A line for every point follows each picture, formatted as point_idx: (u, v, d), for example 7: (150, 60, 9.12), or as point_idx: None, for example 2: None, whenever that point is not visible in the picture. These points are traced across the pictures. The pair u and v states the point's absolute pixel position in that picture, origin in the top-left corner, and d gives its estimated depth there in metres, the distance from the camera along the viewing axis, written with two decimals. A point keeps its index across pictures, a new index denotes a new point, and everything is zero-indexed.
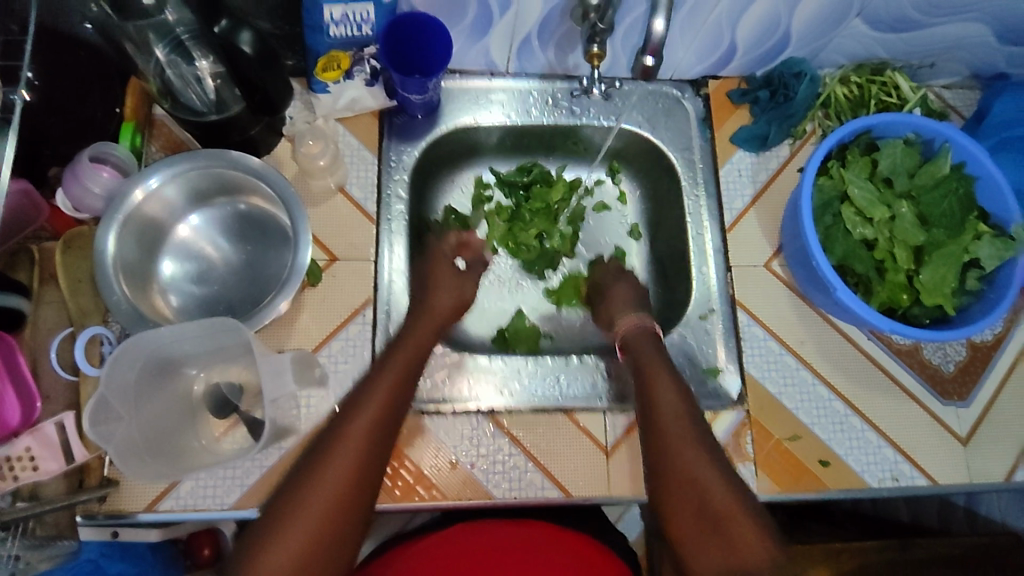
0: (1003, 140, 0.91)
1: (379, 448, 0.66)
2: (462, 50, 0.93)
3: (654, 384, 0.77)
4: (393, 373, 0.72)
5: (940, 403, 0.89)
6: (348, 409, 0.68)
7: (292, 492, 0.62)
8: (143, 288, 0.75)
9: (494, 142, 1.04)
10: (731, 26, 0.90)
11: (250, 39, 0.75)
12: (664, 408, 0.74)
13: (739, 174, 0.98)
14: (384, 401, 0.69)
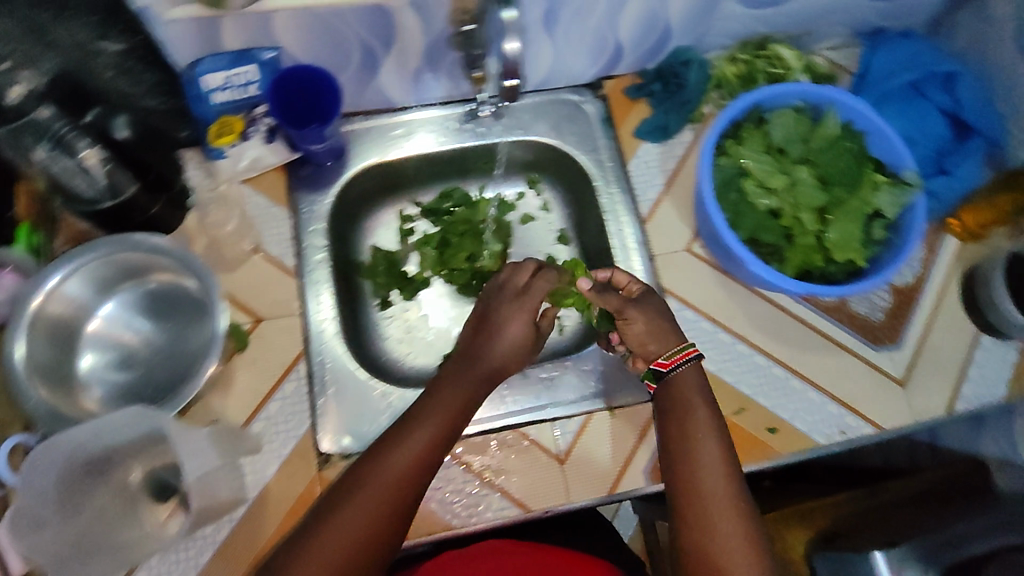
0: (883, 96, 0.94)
1: (420, 476, 0.67)
2: (358, 91, 0.93)
3: (693, 432, 0.71)
4: (452, 398, 0.72)
5: (874, 350, 0.94)
6: (407, 425, 0.70)
7: (328, 510, 0.64)
8: (62, 389, 0.74)
9: (411, 174, 1.05)
10: (611, 28, 0.92)
11: (127, 123, 0.78)
12: (702, 466, 0.68)
13: (648, 165, 1.01)
14: (444, 424, 0.70)
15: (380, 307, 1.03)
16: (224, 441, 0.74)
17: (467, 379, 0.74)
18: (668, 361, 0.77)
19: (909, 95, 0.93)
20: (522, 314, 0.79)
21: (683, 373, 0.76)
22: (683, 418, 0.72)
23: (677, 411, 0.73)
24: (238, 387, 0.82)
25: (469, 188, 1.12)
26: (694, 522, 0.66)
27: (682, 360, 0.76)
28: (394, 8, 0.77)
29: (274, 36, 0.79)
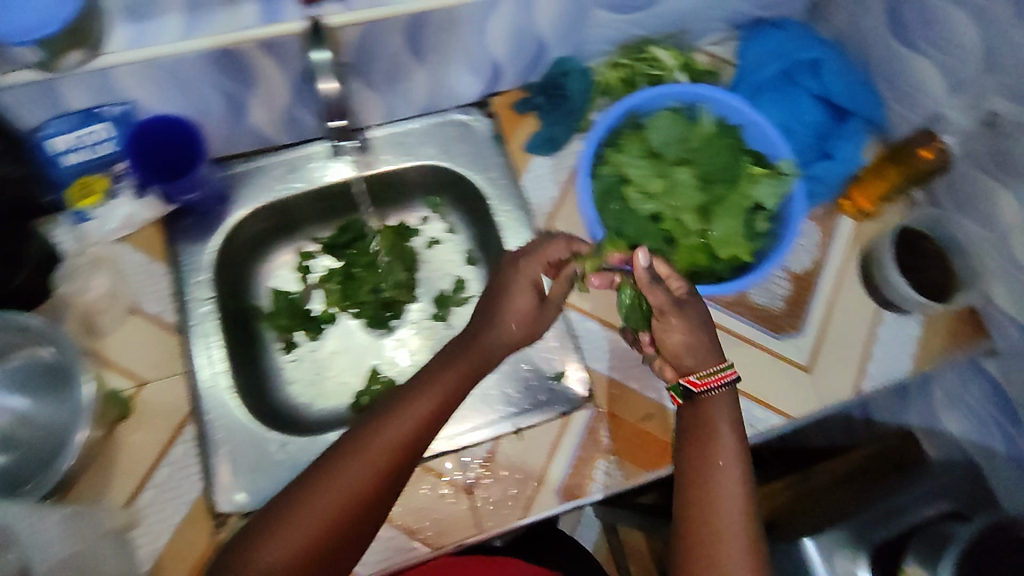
0: (757, 87, 0.92)
1: (411, 451, 0.69)
2: (230, 136, 0.91)
3: (715, 454, 0.72)
4: (451, 375, 0.74)
5: (775, 339, 0.95)
6: (405, 397, 0.72)
7: (321, 475, 0.67)
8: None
9: (304, 212, 1.03)
10: (482, 46, 0.90)
11: None
12: (717, 490, 0.70)
13: (540, 178, 1.01)
14: (440, 400, 0.72)
15: (285, 350, 1.01)
16: (85, 522, 0.72)
17: (470, 357, 0.76)
18: (701, 381, 0.77)
19: (782, 84, 0.91)
20: (525, 291, 0.79)
21: (717, 398, 0.76)
22: (707, 441, 0.73)
23: (699, 432, 0.75)
24: (125, 454, 0.81)
25: (370, 219, 1.08)
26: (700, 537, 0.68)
27: (719, 381, 0.76)
28: (242, 50, 0.75)
29: (123, 90, 0.77)
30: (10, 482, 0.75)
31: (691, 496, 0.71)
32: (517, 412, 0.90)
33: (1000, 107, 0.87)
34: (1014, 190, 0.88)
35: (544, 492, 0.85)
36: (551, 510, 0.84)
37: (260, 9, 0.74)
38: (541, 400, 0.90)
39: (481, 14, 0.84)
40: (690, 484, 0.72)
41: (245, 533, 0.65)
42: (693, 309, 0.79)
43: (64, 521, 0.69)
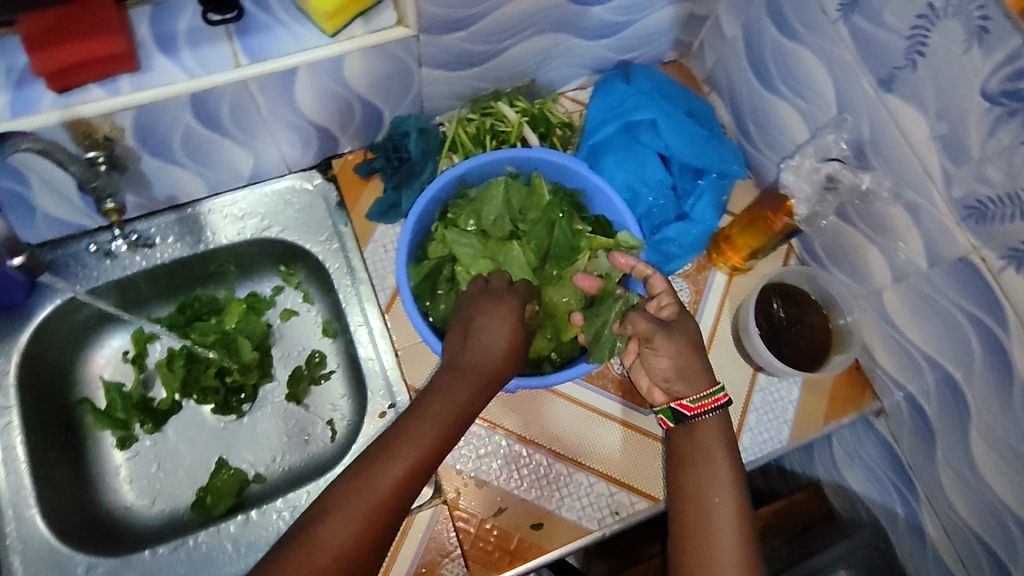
0: (595, 147, 0.86)
1: (415, 482, 0.61)
2: (26, 222, 0.83)
3: (709, 478, 0.66)
4: (452, 393, 0.65)
5: (642, 414, 0.86)
6: (404, 427, 0.63)
7: (312, 522, 0.58)
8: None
9: (134, 294, 0.94)
10: (296, 113, 0.83)
11: None
12: (713, 517, 0.64)
13: (386, 249, 0.93)
14: (446, 419, 0.64)
15: (119, 446, 0.91)
16: None
17: (472, 369, 0.66)
18: (693, 406, 0.70)
19: (627, 142, 0.85)
20: (503, 310, 0.70)
21: (704, 426, 0.70)
22: (700, 463, 0.68)
23: (693, 453, 0.69)
24: None
25: (217, 292, 1.01)
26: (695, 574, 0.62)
27: (706, 408, 0.70)
28: None
29: None
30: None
31: (685, 525, 0.65)
32: None
33: (833, 168, 0.79)
34: (879, 246, 0.82)
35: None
36: None
37: (9, 100, 0.68)
38: None
39: (282, 90, 0.78)
40: (687, 511, 0.66)
41: None
42: (682, 333, 0.71)
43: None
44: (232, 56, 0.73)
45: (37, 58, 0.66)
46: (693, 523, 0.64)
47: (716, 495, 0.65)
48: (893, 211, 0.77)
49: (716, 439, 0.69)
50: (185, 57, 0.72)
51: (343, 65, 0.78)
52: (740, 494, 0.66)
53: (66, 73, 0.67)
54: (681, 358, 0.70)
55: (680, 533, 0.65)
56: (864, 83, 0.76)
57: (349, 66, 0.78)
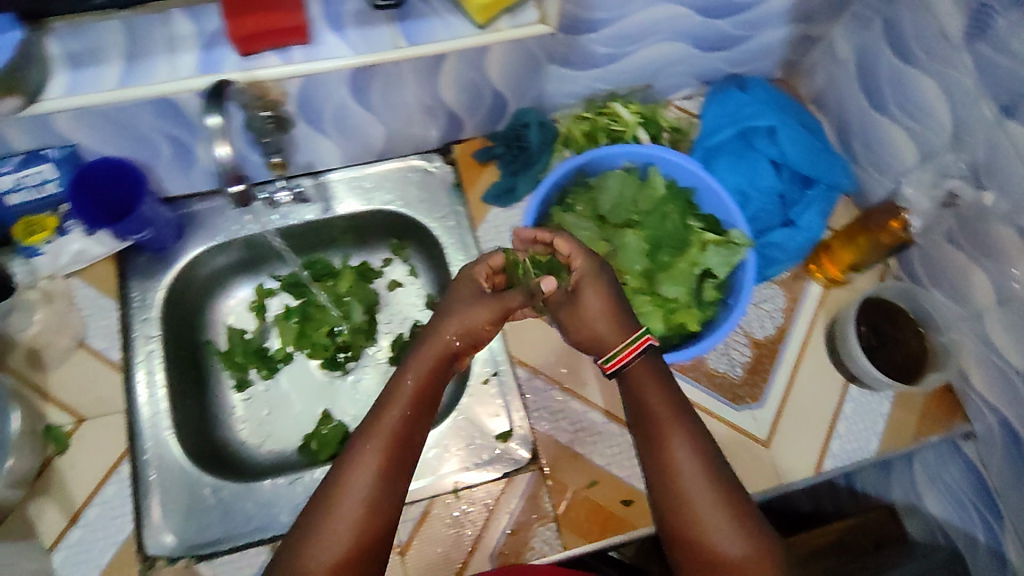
0: (710, 150, 0.90)
1: (397, 475, 0.65)
2: (184, 177, 0.90)
3: (660, 423, 0.67)
4: (408, 392, 0.68)
5: (734, 410, 0.90)
6: (364, 442, 0.65)
7: (299, 551, 0.61)
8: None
9: (264, 250, 1.02)
10: (435, 97, 0.89)
11: None
12: (676, 458, 0.66)
13: (499, 230, 0.98)
14: (407, 414, 0.67)
15: (235, 389, 0.99)
16: None
17: (428, 362, 0.70)
18: (609, 364, 0.71)
19: (740, 148, 0.89)
20: (482, 307, 0.71)
21: (631, 371, 0.70)
22: (645, 408, 0.68)
23: (637, 401, 0.69)
24: (55, 493, 0.80)
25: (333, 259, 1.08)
26: (678, 520, 0.64)
27: (625, 359, 0.70)
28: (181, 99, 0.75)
29: (60, 132, 0.75)
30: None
31: (656, 478, 0.66)
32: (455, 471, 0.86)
33: (954, 184, 0.83)
34: (987, 270, 0.83)
35: (478, 559, 0.82)
36: None
37: (199, 59, 0.75)
38: (486, 460, 0.87)
39: (427, 73, 0.84)
40: (652, 462, 0.67)
41: None
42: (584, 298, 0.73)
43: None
44: (392, 38, 0.79)
45: (230, 23, 0.72)
46: (662, 474, 0.66)
47: (670, 439, 0.66)
48: (1005, 235, 0.79)
49: (647, 383, 0.69)
50: (351, 35, 0.78)
51: (485, 54, 0.83)
52: (689, 426, 0.67)
53: (251, 39, 0.74)
54: (595, 319, 0.72)
55: (654, 490, 0.66)
56: (986, 109, 0.78)
57: (489, 56, 0.84)
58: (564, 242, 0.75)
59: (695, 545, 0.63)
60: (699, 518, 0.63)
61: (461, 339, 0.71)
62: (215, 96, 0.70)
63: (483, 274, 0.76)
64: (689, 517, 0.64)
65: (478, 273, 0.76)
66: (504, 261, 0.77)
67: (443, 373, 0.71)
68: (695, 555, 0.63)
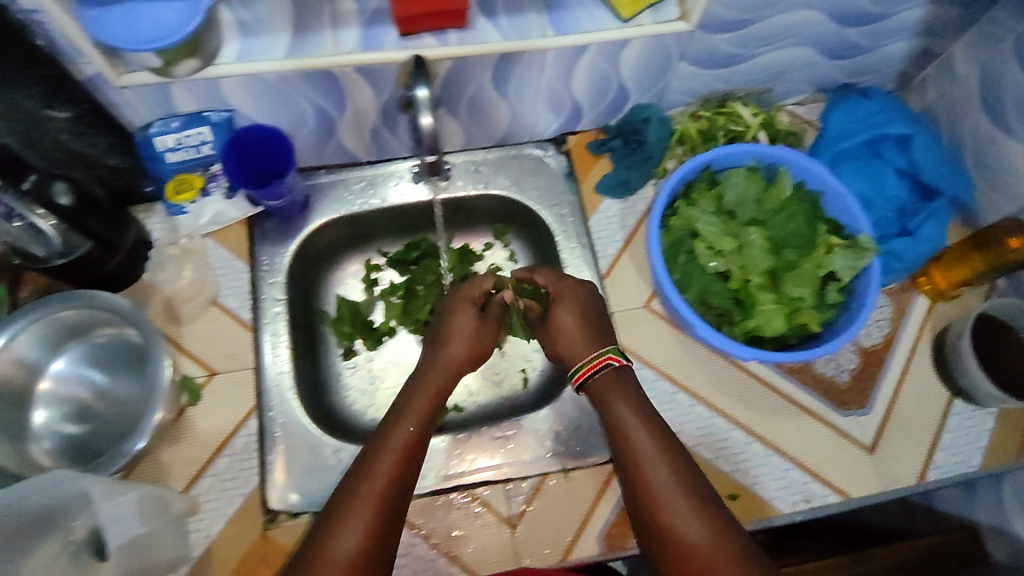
0: (838, 155, 0.91)
1: (405, 486, 0.68)
2: (318, 149, 0.94)
3: (625, 427, 0.72)
4: (413, 416, 0.74)
5: (839, 414, 0.91)
6: (372, 454, 0.69)
7: (313, 554, 0.62)
8: (14, 443, 0.77)
9: (378, 226, 1.04)
10: (565, 88, 0.91)
11: (66, 189, 0.73)
12: (641, 455, 0.69)
13: (609, 221, 1.00)
14: (414, 432, 0.72)
15: (343, 356, 1.02)
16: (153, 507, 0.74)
17: (427, 394, 0.78)
18: (577, 376, 0.79)
19: (867, 156, 0.90)
20: (476, 322, 0.85)
21: (598, 381, 0.77)
22: (612, 414, 0.73)
23: (607, 409, 0.74)
24: (187, 442, 0.84)
25: (439, 240, 1.08)
26: (650, 519, 0.66)
27: (588, 371, 0.78)
28: (341, 73, 0.78)
29: (225, 97, 0.78)
30: (86, 457, 0.80)
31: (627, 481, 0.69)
32: (562, 451, 0.89)
33: None
34: None
35: (586, 538, 0.84)
36: (591, 555, 0.83)
37: (361, 36, 0.77)
38: (594, 443, 0.89)
39: (566, 63, 0.85)
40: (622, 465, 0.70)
41: None
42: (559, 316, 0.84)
43: (138, 502, 0.72)
44: (540, 27, 0.81)
45: (397, 5, 0.74)
46: (632, 476, 0.69)
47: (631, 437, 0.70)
48: None
49: (609, 396, 0.75)
50: (503, 23, 0.81)
51: (624, 48, 0.85)
52: (654, 429, 0.71)
53: (413, 21, 0.76)
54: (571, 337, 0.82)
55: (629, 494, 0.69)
56: None
57: (627, 51, 0.85)
58: (544, 275, 0.86)
59: (665, 543, 0.64)
60: (667, 512, 0.65)
61: (464, 352, 0.83)
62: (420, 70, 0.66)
63: (476, 293, 0.88)
64: (657, 513, 0.65)
65: (472, 291, 0.88)
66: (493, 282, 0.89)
67: (440, 404, 0.78)
68: (670, 555, 0.63)
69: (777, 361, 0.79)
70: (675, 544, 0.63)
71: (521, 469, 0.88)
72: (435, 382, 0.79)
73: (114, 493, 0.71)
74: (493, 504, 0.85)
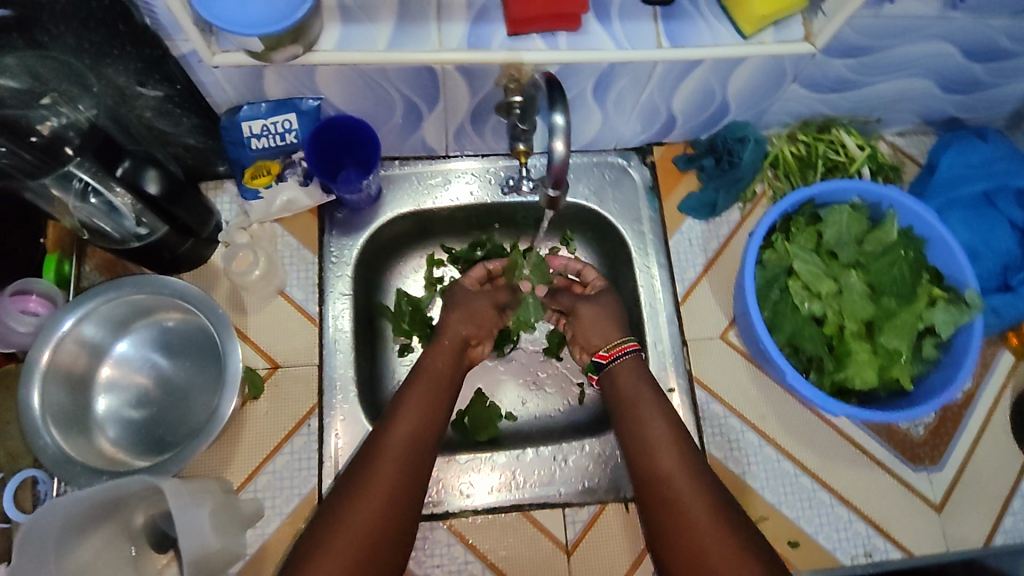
0: (950, 201, 0.86)
1: (410, 481, 0.72)
2: (398, 140, 0.90)
3: (642, 423, 0.79)
4: (412, 410, 0.77)
5: (911, 469, 0.88)
6: (376, 452, 0.73)
7: (344, 500, 0.69)
8: (79, 433, 0.74)
9: (447, 223, 0.99)
10: (665, 100, 0.86)
11: (156, 178, 0.70)
12: (657, 450, 0.77)
13: (690, 244, 0.95)
14: (415, 429, 0.75)
15: (400, 353, 0.99)
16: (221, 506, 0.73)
17: (425, 383, 0.80)
18: (607, 354, 0.85)
19: (980, 205, 0.85)
20: (483, 300, 0.91)
21: (620, 368, 0.84)
22: (633, 411, 0.80)
23: (627, 402, 0.81)
24: (248, 434, 0.83)
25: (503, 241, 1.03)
26: (661, 509, 0.73)
27: (620, 351, 0.85)
28: (442, 71, 0.73)
29: (316, 84, 0.74)
30: (151, 447, 0.78)
31: (639, 474, 0.77)
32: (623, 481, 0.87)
33: None
34: None
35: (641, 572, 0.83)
36: None
37: (467, 32, 0.73)
38: None
39: (675, 76, 0.80)
40: (638, 457, 0.77)
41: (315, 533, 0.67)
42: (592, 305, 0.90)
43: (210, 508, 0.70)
44: (655, 37, 0.75)
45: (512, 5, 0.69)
46: (648, 468, 0.76)
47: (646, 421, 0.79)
48: None
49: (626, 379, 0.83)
50: (616, 28, 0.75)
51: (739, 66, 0.79)
52: (667, 417, 0.79)
53: (525, 22, 0.71)
54: (595, 316, 0.89)
55: (642, 486, 0.76)
56: None
57: (742, 68, 0.79)
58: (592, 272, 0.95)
59: (672, 532, 0.71)
60: (678, 503, 0.72)
61: (468, 327, 0.88)
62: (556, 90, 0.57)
63: (471, 282, 0.94)
64: (669, 503, 0.73)
65: (473, 272, 0.94)
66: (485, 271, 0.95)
67: (446, 395, 0.81)
68: (677, 544, 0.70)
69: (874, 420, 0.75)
70: (682, 531, 0.70)
71: (582, 495, 0.86)
72: (434, 371, 0.82)
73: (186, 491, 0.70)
74: (549, 529, 0.84)
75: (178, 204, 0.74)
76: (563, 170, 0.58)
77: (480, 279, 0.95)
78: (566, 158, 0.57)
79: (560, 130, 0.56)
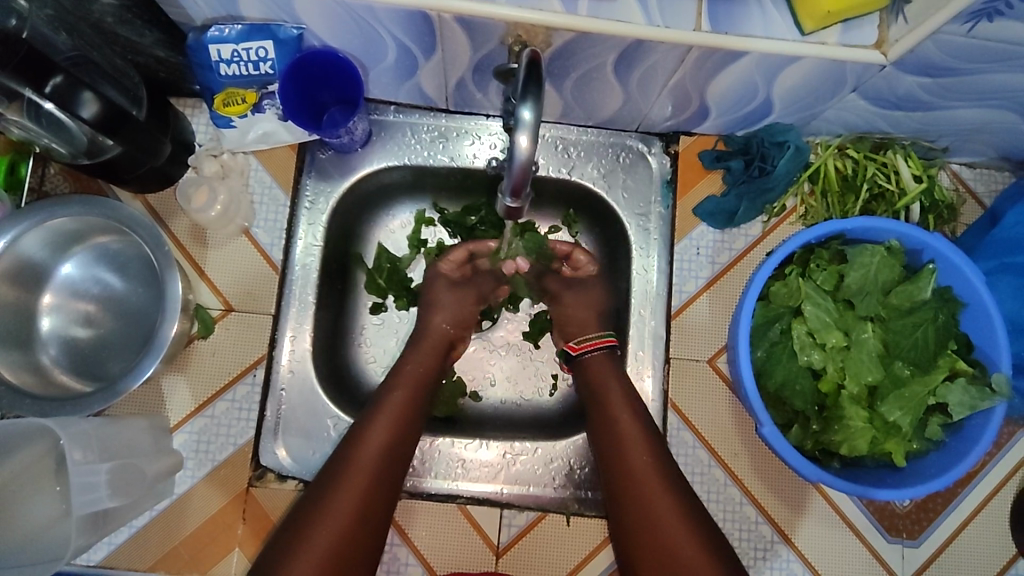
0: (1005, 266, 0.75)
1: (376, 503, 0.66)
2: (391, 85, 0.80)
3: (615, 420, 0.72)
4: (387, 420, 0.70)
5: (885, 539, 0.80)
6: (344, 468, 0.66)
7: (318, 501, 0.64)
8: (15, 352, 0.72)
9: (439, 183, 0.89)
10: (698, 90, 0.74)
11: (93, 99, 0.66)
12: (625, 444, 0.70)
13: (698, 252, 0.86)
14: (395, 429, 0.70)
15: (371, 310, 0.88)
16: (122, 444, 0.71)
17: (405, 389, 0.74)
18: (578, 346, 0.79)
19: None
20: (468, 296, 0.84)
21: (592, 361, 0.77)
22: (603, 403, 0.74)
23: (600, 404, 0.74)
24: (192, 374, 0.80)
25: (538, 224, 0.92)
26: (631, 502, 0.67)
27: (591, 347, 0.78)
28: (435, 19, 0.63)
29: (295, 12, 0.66)
30: (93, 373, 0.76)
31: (608, 468, 0.70)
32: (571, 491, 0.82)
33: None
34: None
35: (597, 563, 0.80)
36: None
37: None
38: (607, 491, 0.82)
39: (712, 66, 0.68)
40: (607, 452, 0.71)
41: (285, 535, 0.63)
42: (574, 295, 0.84)
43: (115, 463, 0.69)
44: (695, 16, 0.63)
45: None
46: (618, 467, 0.69)
47: (614, 407, 0.73)
48: None
49: (603, 373, 0.76)
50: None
51: (787, 67, 0.67)
52: (637, 410, 0.73)
53: None
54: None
55: (610, 479, 0.69)
56: None
57: (794, 68, 0.67)
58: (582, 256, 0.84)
59: (640, 536, 0.65)
60: (649, 498, 0.66)
61: (453, 329, 0.82)
62: (537, 80, 0.53)
63: (450, 269, 0.84)
64: (639, 499, 0.66)
65: (444, 268, 0.84)
66: (465, 254, 0.85)
67: (421, 399, 0.75)
68: (646, 543, 0.64)
69: (890, 497, 0.66)
70: (647, 528, 0.65)
71: (524, 497, 0.82)
72: (418, 372, 0.76)
73: (88, 438, 0.68)
74: (482, 526, 0.81)
75: (126, 127, 0.69)
76: (526, 174, 0.56)
77: (460, 262, 0.85)
78: (531, 156, 0.54)
79: (528, 125, 0.52)
